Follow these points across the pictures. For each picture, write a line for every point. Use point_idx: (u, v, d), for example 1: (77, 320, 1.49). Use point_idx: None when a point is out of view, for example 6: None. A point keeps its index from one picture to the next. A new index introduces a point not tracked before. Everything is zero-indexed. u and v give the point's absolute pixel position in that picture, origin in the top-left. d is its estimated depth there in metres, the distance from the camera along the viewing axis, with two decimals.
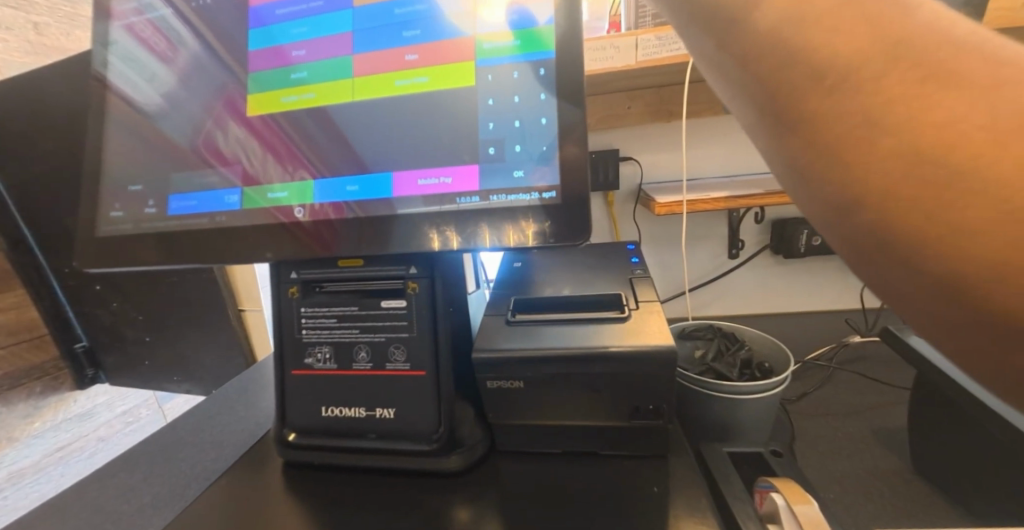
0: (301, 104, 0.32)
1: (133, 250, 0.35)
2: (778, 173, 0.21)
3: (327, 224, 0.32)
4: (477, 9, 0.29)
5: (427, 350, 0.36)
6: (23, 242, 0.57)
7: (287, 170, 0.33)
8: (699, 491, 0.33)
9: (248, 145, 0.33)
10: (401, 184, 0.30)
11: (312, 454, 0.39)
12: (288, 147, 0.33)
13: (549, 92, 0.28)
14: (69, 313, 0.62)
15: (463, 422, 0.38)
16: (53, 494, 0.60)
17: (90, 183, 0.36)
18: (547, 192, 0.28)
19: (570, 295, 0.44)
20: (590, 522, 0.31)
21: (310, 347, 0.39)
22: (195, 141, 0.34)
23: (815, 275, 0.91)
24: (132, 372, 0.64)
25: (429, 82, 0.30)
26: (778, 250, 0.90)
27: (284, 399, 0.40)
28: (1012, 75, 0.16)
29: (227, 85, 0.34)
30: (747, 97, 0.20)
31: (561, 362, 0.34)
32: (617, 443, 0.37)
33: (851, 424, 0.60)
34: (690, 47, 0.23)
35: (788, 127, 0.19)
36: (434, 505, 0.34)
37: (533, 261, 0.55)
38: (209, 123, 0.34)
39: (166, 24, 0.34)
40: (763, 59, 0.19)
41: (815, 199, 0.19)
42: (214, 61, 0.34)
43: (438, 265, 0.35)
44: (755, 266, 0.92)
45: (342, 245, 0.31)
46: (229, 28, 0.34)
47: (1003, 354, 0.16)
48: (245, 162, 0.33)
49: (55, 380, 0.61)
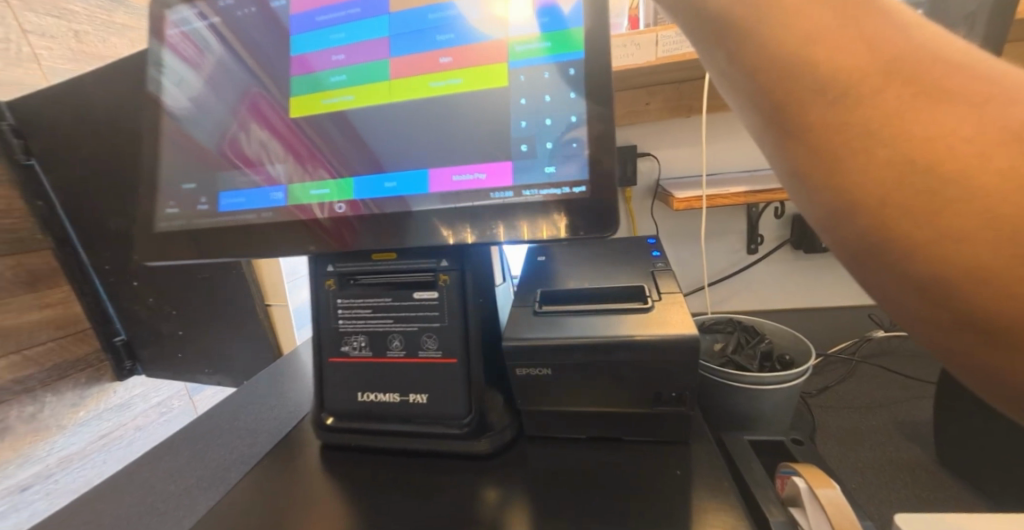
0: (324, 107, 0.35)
1: (184, 244, 0.37)
2: (778, 179, 0.21)
3: (346, 224, 0.33)
4: (502, 18, 0.31)
5: (458, 340, 0.38)
6: (67, 241, 0.69)
7: (309, 172, 0.35)
8: (721, 477, 0.34)
9: (271, 146, 0.36)
10: (436, 180, 0.32)
11: (347, 437, 0.41)
12: (310, 151, 0.35)
13: (578, 91, 0.30)
14: (106, 306, 0.72)
15: (491, 411, 0.39)
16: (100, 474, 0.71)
17: (148, 184, 0.38)
18: (575, 186, 0.30)
19: (595, 286, 0.45)
20: (616, 500, 0.33)
21: (346, 336, 0.41)
22: (219, 143, 0.37)
23: (837, 271, 0.90)
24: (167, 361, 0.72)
25: (456, 87, 0.32)
26: (799, 246, 0.89)
27: (321, 386, 0.42)
28: (998, 91, 0.17)
29: (249, 90, 0.36)
30: (752, 106, 0.21)
31: (588, 350, 0.35)
32: (640, 427, 0.38)
33: (873, 416, 0.60)
34: (701, 54, 0.23)
35: (793, 137, 0.20)
36: (465, 485, 0.36)
37: (556, 255, 0.56)
38: (235, 128, 0.36)
39: (200, 37, 0.37)
40: (771, 70, 0.20)
41: (812, 206, 0.20)
42: (243, 70, 0.36)
43: (468, 257, 0.37)
44: (775, 261, 0.92)
45: (363, 241, 0.33)
46: (255, 37, 0.36)
47: (981, 353, 0.17)
48: (269, 161, 0.36)
49: (97, 371, 0.73)
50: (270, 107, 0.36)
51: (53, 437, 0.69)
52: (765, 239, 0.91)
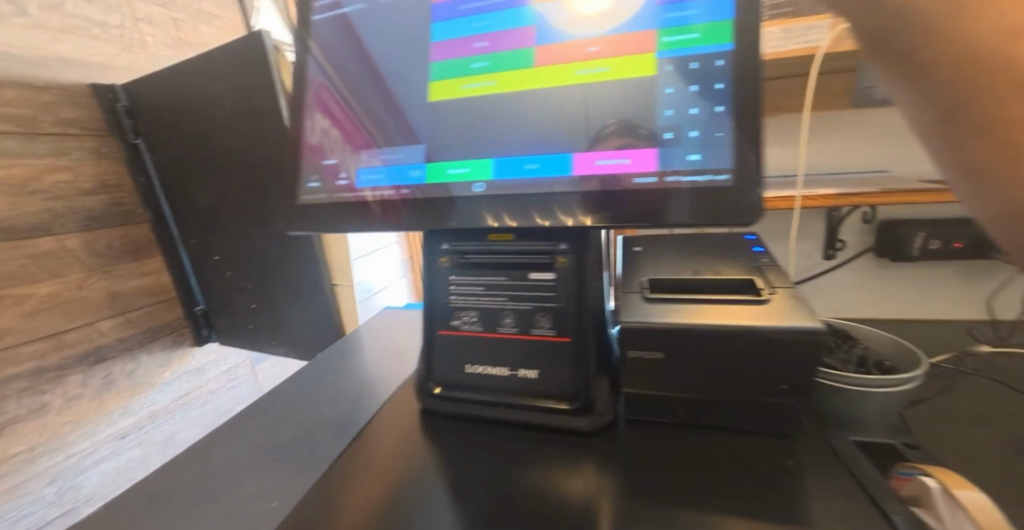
0: (385, 97, 0.39)
1: (325, 216, 0.40)
2: (950, 177, 0.22)
3: (393, 207, 0.38)
4: (571, 22, 0.34)
5: (573, 320, 0.40)
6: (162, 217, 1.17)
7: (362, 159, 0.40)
8: (832, 469, 0.36)
9: (337, 133, 0.40)
10: (580, 163, 0.34)
11: (457, 406, 0.44)
12: (365, 139, 0.39)
13: (725, 82, 0.31)
14: (191, 281, 1.22)
15: (598, 389, 0.41)
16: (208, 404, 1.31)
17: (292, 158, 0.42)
18: (720, 174, 0.31)
19: (704, 277, 0.44)
20: (729, 482, 0.35)
21: (457, 311, 0.43)
22: (297, 128, 0.41)
23: (931, 280, 0.82)
24: (251, 336, 1.19)
25: (602, 78, 0.34)
26: (886, 253, 0.82)
27: (430, 357, 0.45)
28: None
29: (309, 79, 0.41)
30: (922, 102, 0.21)
31: (708, 336, 0.37)
32: (740, 416, 0.40)
33: (980, 432, 0.54)
34: (865, 45, 0.23)
35: (971, 132, 0.19)
36: (577, 457, 0.39)
37: (653, 246, 0.51)
38: (307, 112, 0.41)
39: (301, 30, 0.41)
40: (940, 65, 0.20)
41: (989, 205, 0.21)
42: (333, 64, 0.41)
43: (588, 244, 0.40)
44: (857, 267, 0.86)
45: (405, 222, 0.38)
46: (332, 34, 0.41)
47: None
48: (333, 147, 0.40)
49: (179, 336, 1.24)
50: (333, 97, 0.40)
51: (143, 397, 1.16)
52: (846, 244, 0.85)
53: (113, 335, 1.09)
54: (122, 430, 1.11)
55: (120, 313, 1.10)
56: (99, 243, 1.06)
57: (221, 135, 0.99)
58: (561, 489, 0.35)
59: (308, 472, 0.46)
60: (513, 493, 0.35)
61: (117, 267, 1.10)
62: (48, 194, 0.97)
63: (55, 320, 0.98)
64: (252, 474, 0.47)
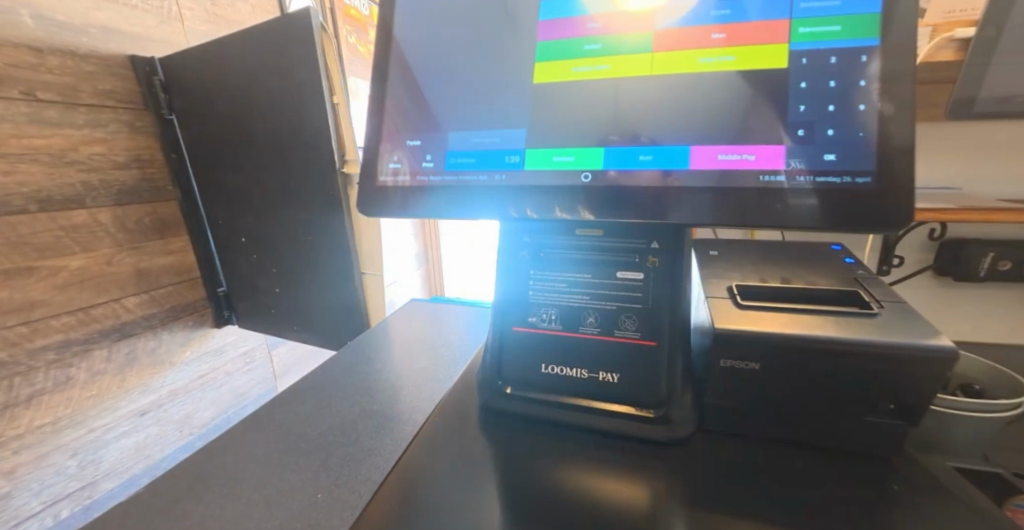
0: (468, 84, 0.40)
1: (404, 199, 0.41)
2: None
3: (418, 192, 0.41)
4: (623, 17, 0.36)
5: (660, 324, 0.39)
6: (190, 194, 1.20)
7: (392, 147, 0.42)
8: (948, 494, 0.33)
9: (414, 112, 0.42)
10: (698, 156, 0.33)
11: (527, 406, 0.43)
12: (394, 126, 0.42)
13: (869, 78, 0.30)
14: (214, 259, 1.27)
15: (679, 399, 0.39)
16: (228, 383, 1.31)
17: (375, 137, 0.42)
18: (858, 176, 0.30)
19: (798, 286, 0.41)
20: (832, 507, 0.32)
21: (536, 307, 0.43)
22: (373, 103, 0.42)
23: (990, 299, 0.86)
24: (273, 320, 1.26)
25: (723, 69, 0.33)
26: (948, 271, 0.84)
27: (501, 354, 0.44)
28: None
29: (393, 63, 0.42)
30: None
31: (810, 350, 0.35)
32: (840, 435, 0.37)
33: None
34: None
35: None
36: (660, 468, 0.37)
37: (728, 251, 0.50)
38: (387, 96, 0.42)
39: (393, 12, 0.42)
40: None
41: None
42: (421, 44, 0.41)
43: (682, 246, 0.38)
44: (918, 282, 0.88)
45: (426, 206, 0.40)
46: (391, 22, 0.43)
47: None
48: (409, 126, 0.42)
49: (198, 315, 1.25)
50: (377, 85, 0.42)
51: (167, 373, 1.16)
52: (906, 260, 0.87)
53: (138, 312, 1.08)
54: (143, 407, 1.11)
55: (145, 290, 1.09)
56: (129, 219, 1.05)
57: (266, 113, 1.03)
58: (628, 494, 0.35)
59: (373, 469, 0.43)
60: (569, 495, 0.35)
61: (145, 244, 1.09)
62: (83, 165, 0.95)
63: (84, 295, 0.97)
64: (305, 467, 0.44)
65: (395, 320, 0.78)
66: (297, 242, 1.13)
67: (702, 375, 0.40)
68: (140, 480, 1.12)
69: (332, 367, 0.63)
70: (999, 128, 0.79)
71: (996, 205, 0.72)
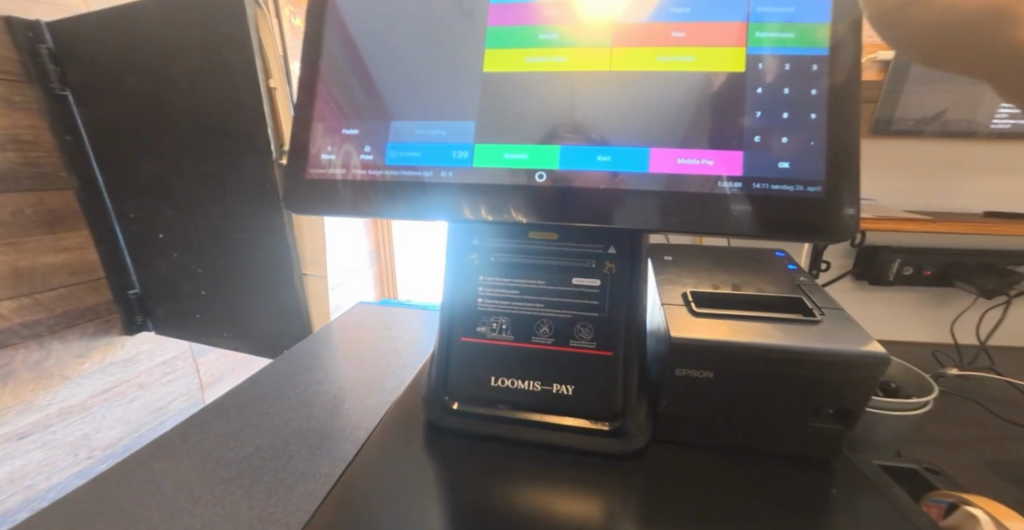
0: (413, 68, 0.36)
1: (339, 195, 0.36)
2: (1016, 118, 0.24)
3: (356, 189, 0.36)
4: (568, 11, 0.34)
5: (617, 333, 0.37)
6: (92, 184, 1.05)
7: (327, 138, 0.37)
8: (880, 490, 0.35)
9: (352, 97, 0.37)
10: (658, 159, 0.32)
11: (474, 422, 0.40)
12: (331, 111, 0.37)
13: (820, 88, 0.30)
14: (124, 259, 1.12)
15: (635, 412, 0.38)
16: (138, 399, 1.17)
17: (309, 126, 0.37)
18: (810, 186, 0.30)
19: (748, 293, 0.42)
20: (778, 513, 0.32)
21: (485, 316, 0.40)
22: (304, 83, 0.37)
23: (898, 302, 0.96)
24: (198, 326, 1.15)
25: (679, 72, 0.32)
26: (862, 277, 0.94)
27: (447, 366, 0.41)
28: None
29: (328, 43, 0.37)
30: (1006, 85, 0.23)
31: (759, 358, 0.34)
32: (786, 441, 0.38)
33: (961, 455, 0.60)
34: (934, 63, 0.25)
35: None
36: (613, 482, 0.35)
37: (682, 257, 0.50)
38: (319, 77, 0.37)
39: None
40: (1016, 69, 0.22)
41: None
42: (361, 21, 0.37)
43: (639, 251, 0.37)
44: (839, 287, 0.97)
45: (368, 205, 0.36)
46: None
47: None
48: (346, 111, 0.37)
49: (103, 321, 1.09)
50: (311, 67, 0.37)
51: (60, 388, 1.01)
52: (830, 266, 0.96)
53: (15, 319, 0.92)
54: (23, 429, 0.95)
55: (27, 293, 0.93)
56: (5, 210, 0.89)
57: (185, 95, 0.92)
58: (577, 512, 0.32)
59: (304, 496, 0.37)
60: (515, 519, 0.32)
61: (29, 239, 0.93)
62: None
63: None
64: (217, 501, 0.38)
65: (336, 324, 0.72)
66: (226, 244, 1.03)
67: (657, 384, 0.39)
68: (16, 514, 0.95)
69: (256, 377, 0.57)
70: (905, 145, 0.88)
71: (903, 215, 0.81)
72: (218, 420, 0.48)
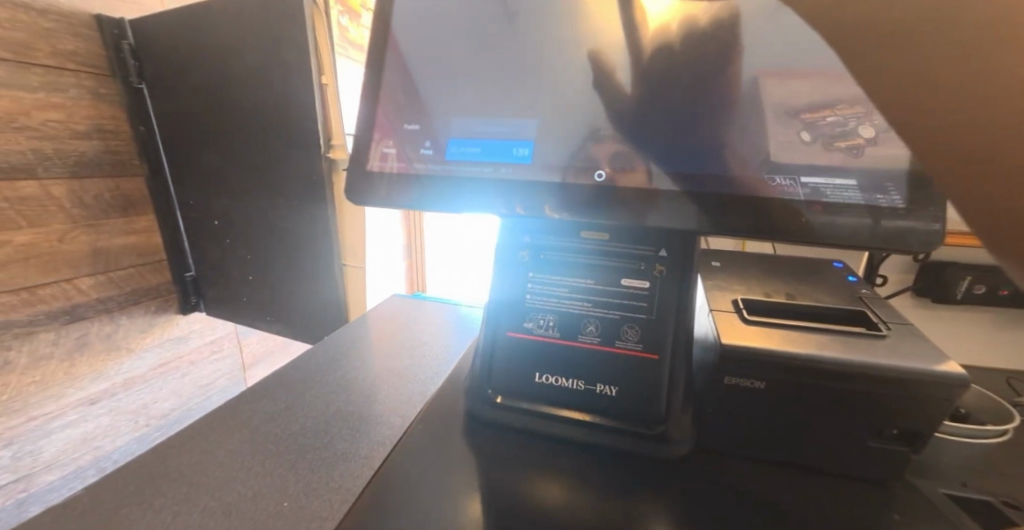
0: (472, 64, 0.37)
1: (397, 188, 0.38)
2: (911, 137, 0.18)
3: (414, 182, 0.37)
4: None
5: (665, 336, 0.37)
6: (160, 172, 1.13)
7: (389, 132, 0.39)
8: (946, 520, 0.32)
9: (413, 91, 0.38)
10: (722, 159, 0.31)
11: (515, 417, 0.40)
12: (393, 107, 0.39)
13: None
14: (182, 243, 1.20)
15: (679, 418, 0.37)
16: (190, 374, 1.25)
17: (371, 122, 0.39)
18: (885, 194, 0.28)
19: (805, 303, 0.40)
20: None
21: (532, 313, 0.40)
22: (368, 80, 0.39)
23: (966, 322, 0.90)
24: (245, 310, 1.21)
25: (760, 60, 0.30)
26: (926, 293, 0.88)
27: (493, 361, 0.42)
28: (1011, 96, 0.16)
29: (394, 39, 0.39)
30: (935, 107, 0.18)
31: (818, 371, 0.33)
32: (843, 460, 0.36)
33: None
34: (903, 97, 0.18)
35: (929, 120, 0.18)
36: (655, 486, 0.35)
37: (732, 263, 0.48)
38: (385, 73, 0.39)
39: None
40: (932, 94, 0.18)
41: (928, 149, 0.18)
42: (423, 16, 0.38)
43: (691, 255, 0.37)
44: (897, 302, 0.91)
45: (425, 198, 0.37)
46: None
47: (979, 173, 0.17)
48: (407, 107, 0.39)
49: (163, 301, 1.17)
50: (376, 64, 0.39)
51: (124, 360, 1.09)
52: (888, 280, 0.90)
53: (92, 294, 1.00)
54: (92, 396, 1.03)
55: (102, 271, 1.01)
56: (87, 194, 0.97)
57: (245, 90, 0.97)
58: (618, 515, 0.32)
59: (347, 475, 0.39)
60: (557, 515, 0.32)
61: (104, 221, 1.01)
62: (35, 131, 0.87)
63: (30, 274, 0.89)
64: (266, 473, 0.40)
65: (372, 315, 0.74)
66: (274, 232, 1.08)
67: (702, 391, 0.38)
68: (86, 473, 1.04)
69: (302, 360, 0.60)
70: None
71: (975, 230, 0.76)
72: (268, 398, 0.51)
